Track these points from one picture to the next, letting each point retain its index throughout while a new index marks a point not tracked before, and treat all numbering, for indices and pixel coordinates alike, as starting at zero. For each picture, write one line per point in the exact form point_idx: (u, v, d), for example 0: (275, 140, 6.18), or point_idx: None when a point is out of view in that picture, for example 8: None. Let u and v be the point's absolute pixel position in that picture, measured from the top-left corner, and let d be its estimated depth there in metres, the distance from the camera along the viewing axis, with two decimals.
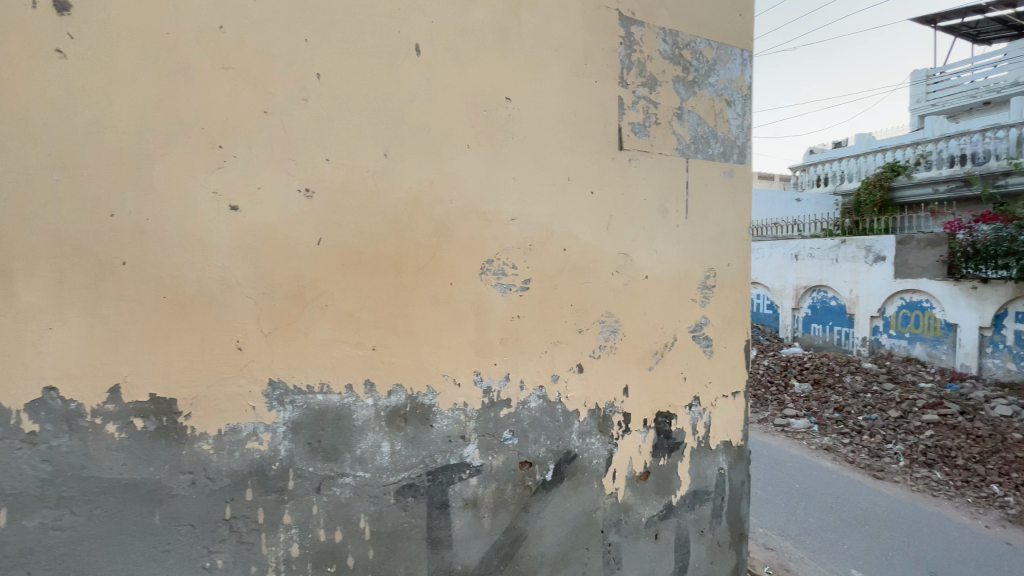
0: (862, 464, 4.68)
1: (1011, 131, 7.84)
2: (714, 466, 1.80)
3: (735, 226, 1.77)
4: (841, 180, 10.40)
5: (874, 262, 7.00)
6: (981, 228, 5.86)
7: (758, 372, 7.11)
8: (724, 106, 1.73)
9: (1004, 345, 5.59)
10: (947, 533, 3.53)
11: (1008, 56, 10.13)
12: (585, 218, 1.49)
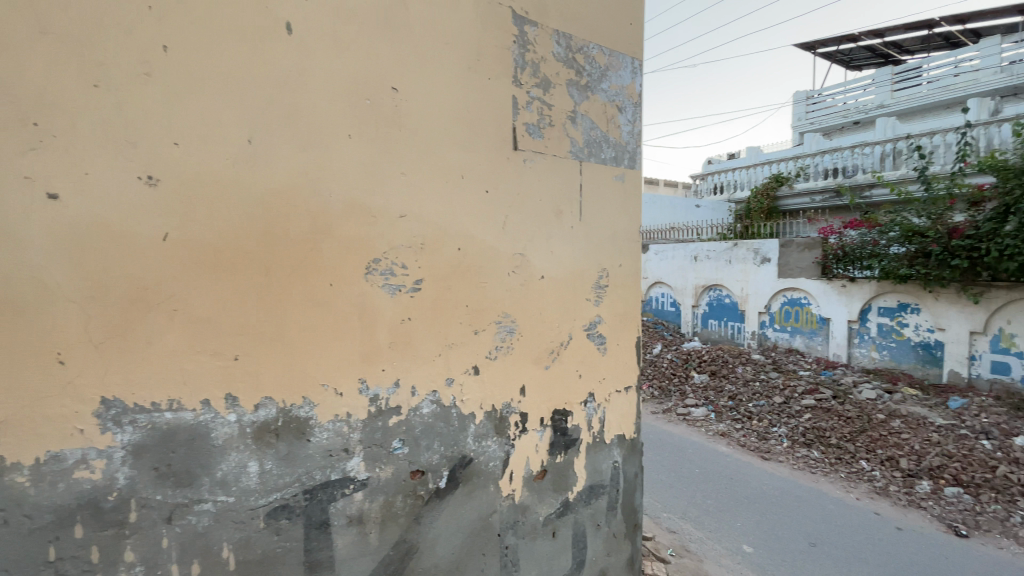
0: (751, 446, 5.13)
1: (875, 148, 8.95)
2: (609, 460, 1.86)
3: (625, 228, 1.86)
4: (735, 188, 11.35)
5: (761, 263, 7.70)
6: (849, 234, 6.65)
7: (663, 365, 7.56)
8: (616, 112, 1.79)
9: (869, 336, 6.37)
10: (823, 506, 3.94)
11: (875, 81, 11.69)
12: (479, 217, 1.45)
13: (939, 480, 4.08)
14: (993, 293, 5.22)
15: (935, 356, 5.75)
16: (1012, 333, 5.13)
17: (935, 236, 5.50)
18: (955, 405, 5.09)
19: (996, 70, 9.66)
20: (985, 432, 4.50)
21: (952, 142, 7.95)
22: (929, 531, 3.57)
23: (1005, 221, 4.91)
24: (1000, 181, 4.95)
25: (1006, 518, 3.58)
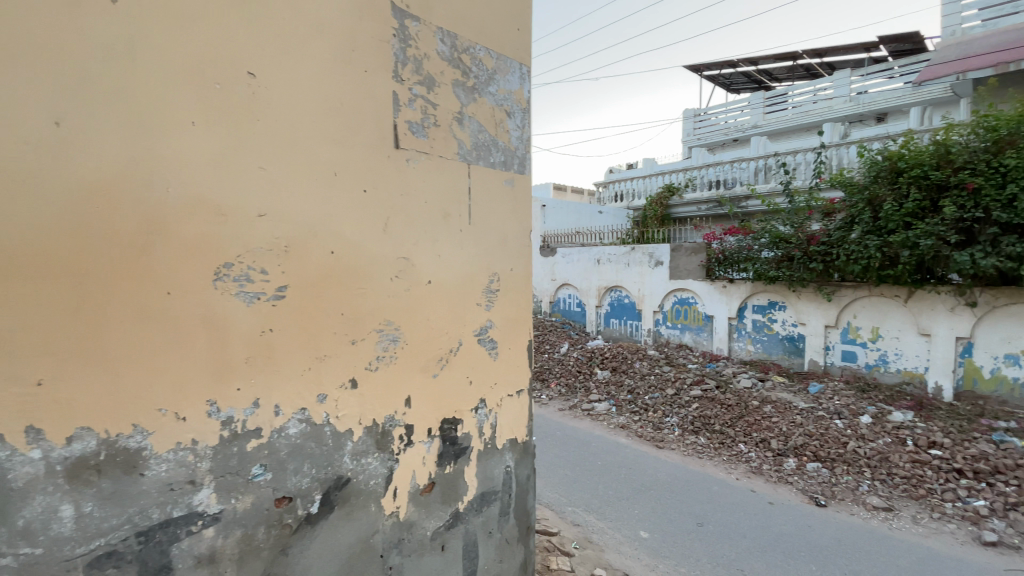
0: (648, 436, 5.46)
1: (750, 163, 10.01)
2: (501, 466, 1.84)
3: (516, 232, 1.86)
4: (634, 198, 12.01)
5: (656, 265, 8.25)
6: (728, 239, 7.25)
7: (569, 364, 7.81)
8: (504, 116, 1.79)
9: (745, 331, 7.07)
10: (709, 488, 4.28)
11: (750, 104, 13.09)
12: (355, 218, 1.36)
13: (803, 457, 4.61)
14: (842, 291, 6.04)
15: (798, 347, 6.52)
16: (857, 326, 5.97)
17: (797, 242, 6.25)
18: (814, 390, 5.81)
19: (846, 99, 11.31)
20: (837, 413, 5.19)
21: (810, 160, 9.12)
22: (796, 503, 4.01)
23: (850, 230, 5.71)
24: (847, 195, 5.73)
25: (855, 487, 4.14)
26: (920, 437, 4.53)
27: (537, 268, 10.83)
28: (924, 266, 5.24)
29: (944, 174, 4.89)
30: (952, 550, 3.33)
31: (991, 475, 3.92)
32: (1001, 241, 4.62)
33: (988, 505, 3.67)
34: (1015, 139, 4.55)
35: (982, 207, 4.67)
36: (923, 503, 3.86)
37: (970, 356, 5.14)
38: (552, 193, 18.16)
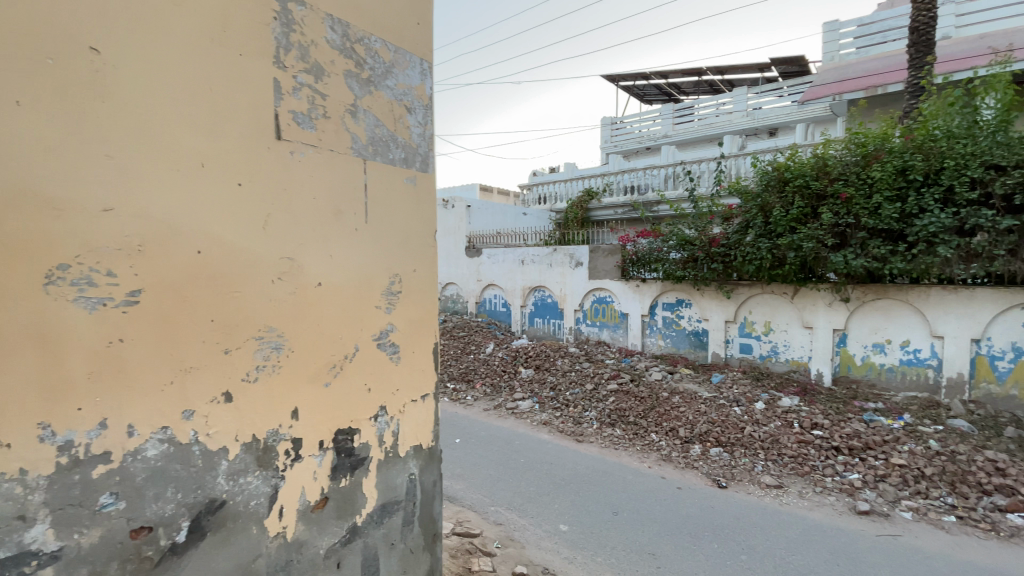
0: (568, 431, 5.60)
1: (660, 170, 10.65)
2: (404, 474, 1.78)
3: (419, 231, 1.80)
4: (557, 200, 12.37)
5: (576, 266, 8.50)
6: (641, 241, 7.63)
7: (493, 363, 7.79)
8: (403, 111, 1.73)
9: (656, 327, 7.48)
10: (624, 477, 4.48)
11: (661, 115, 13.94)
12: (229, 215, 1.25)
13: (707, 442, 4.95)
14: (739, 289, 6.58)
15: (702, 341, 7.01)
16: (752, 320, 6.53)
17: (700, 245, 6.71)
18: (716, 380, 6.28)
19: (743, 114, 12.40)
20: (736, 400, 5.64)
21: (712, 169, 9.87)
22: (701, 487, 4.30)
23: (746, 233, 6.23)
24: (743, 202, 6.24)
25: (751, 468, 4.51)
26: (805, 419, 5.04)
27: (463, 268, 10.72)
28: (806, 267, 5.84)
29: (823, 184, 5.48)
30: (832, 519, 3.73)
31: (861, 451, 4.44)
32: (869, 244, 5.27)
33: (859, 478, 4.16)
34: (879, 154, 5.20)
35: (853, 214, 5.29)
36: (808, 479, 4.30)
37: (845, 345, 5.81)
38: (477, 193, 18.14)
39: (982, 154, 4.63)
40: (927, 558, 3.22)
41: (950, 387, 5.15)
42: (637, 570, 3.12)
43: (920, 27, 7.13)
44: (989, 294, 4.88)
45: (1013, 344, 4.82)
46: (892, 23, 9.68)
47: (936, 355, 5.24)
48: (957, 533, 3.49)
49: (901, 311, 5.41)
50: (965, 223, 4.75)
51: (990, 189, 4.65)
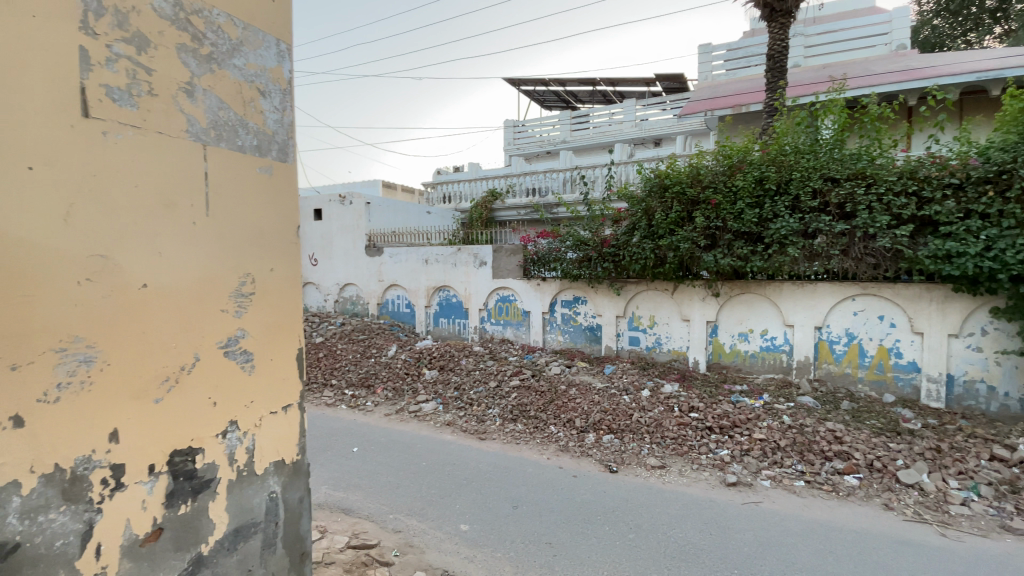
0: (470, 430, 5.58)
1: (559, 174, 11.11)
2: (262, 493, 1.76)
3: (275, 226, 1.79)
4: (461, 199, 12.51)
5: (480, 265, 8.49)
6: (542, 241, 7.85)
7: (396, 366, 7.49)
8: (255, 94, 1.75)
9: (556, 324, 7.75)
10: (525, 470, 4.57)
11: (560, 120, 14.54)
12: (19, 205, 1.14)
13: (600, 430, 5.22)
14: (628, 286, 7.03)
15: (597, 335, 7.38)
16: (640, 315, 7.01)
17: (594, 246, 7.06)
18: (609, 371, 6.65)
19: (632, 124, 13.35)
20: (625, 389, 6.03)
21: (604, 174, 10.47)
22: (594, 473, 4.50)
23: (632, 235, 6.65)
24: (630, 206, 6.66)
25: (639, 451, 4.83)
26: (683, 403, 5.51)
27: (362, 268, 10.24)
28: (683, 265, 6.39)
29: (696, 191, 6.04)
30: (706, 493, 4.11)
31: (730, 428, 4.96)
32: (734, 245, 5.90)
33: (728, 453, 4.64)
34: (742, 165, 5.83)
35: (721, 218, 5.89)
36: (686, 458, 4.71)
37: (717, 335, 6.46)
38: (380, 190, 17.51)
39: (822, 168, 5.40)
40: (781, 519, 3.67)
41: (799, 368, 5.94)
42: (535, 560, 3.18)
43: (775, 55, 8.22)
44: (828, 288, 5.70)
45: (845, 330, 5.70)
46: (755, 50, 11.05)
47: (788, 342, 6.02)
48: (806, 495, 4.02)
49: (761, 304, 6.14)
50: (809, 227, 5.51)
51: (826, 199, 5.43)
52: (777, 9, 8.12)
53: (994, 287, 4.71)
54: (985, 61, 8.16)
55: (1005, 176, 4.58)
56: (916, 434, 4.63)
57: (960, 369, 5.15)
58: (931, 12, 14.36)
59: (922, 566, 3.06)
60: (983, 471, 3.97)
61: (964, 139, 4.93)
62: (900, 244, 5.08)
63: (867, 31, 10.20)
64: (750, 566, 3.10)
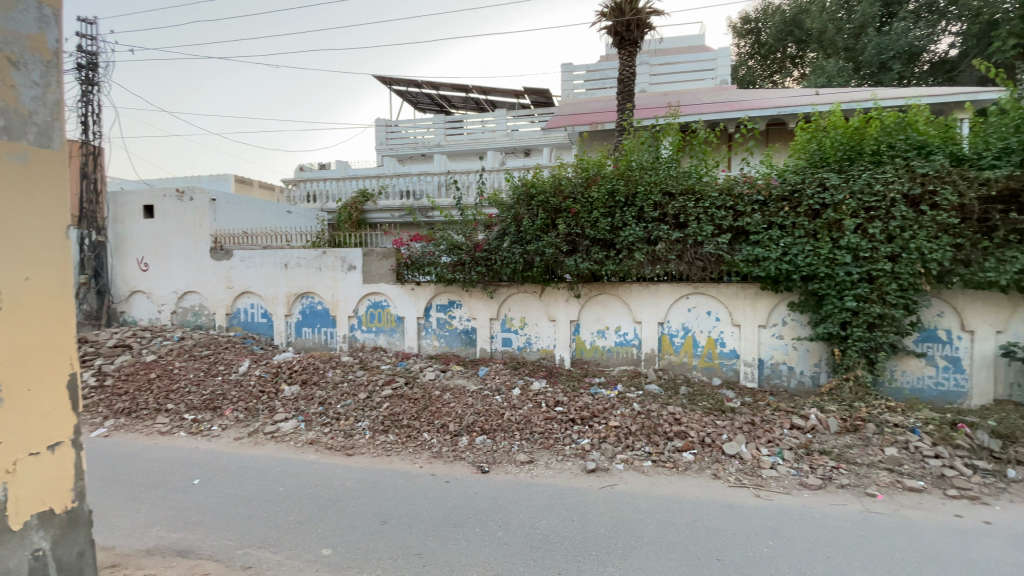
0: (337, 447, 5.21)
1: (433, 178, 11.21)
2: (26, 552, 1.83)
3: (27, 231, 1.86)
4: (327, 199, 11.71)
5: (348, 270, 8.00)
6: (414, 246, 7.61)
7: (249, 383, 6.70)
8: (8, 65, 1.84)
9: (431, 329, 7.65)
10: (395, 482, 4.40)
11: (433, 125, 14.71)
12: None
13: (474, 433, 5.24)
14: (500, 289, 7.20)
15: (472, 338, 7.45)
16: (511, 317, 7.23)
17: (466, 250, 7.06)
18: (483, 373, 6.75)
19: (503, 133, 14.07)
20: (497, 390, 6.16)
21: (476, 180, 10.75)
22: (466, 476, 4.50)
23: (503, 240, 6.81)
24: (500, 212, 6.83)
25: (510, 449, 4.96)
26: (550, 399, 5.81)
27: (206, 274, 9.00)
28: (549, 269, 6.75)
29: (559, 200, 6.40)
30: (570, 482, 4.37)
31: (590, 419, 5.35)
32: (591, 251, 6.40)
33: (588, 442, 4.99)
34: (597, 178, 6.33)
35: (580, 226, 6.35)
36: (553, 450, 4.95)
37: (579, 333, 6.93)
38: (231, 186, 15.70)
39: (661, 183, 6.10)
40: (632, 498, 4.04)
41: (647, 359, 6.64)
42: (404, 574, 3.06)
43: (625, 79, 9.13)
44: (668, 287, 6.46)
45: (683, 324, 6.50)
46: (610, 74, 12.23)
47: (638, 336, 6.68)
48: (653, 474, 4.49)
49: (615, 304, 6.75)
50: (651, 235, 6.17)
51: (665, 210, 6.14)
52: (626, 38, 9.04)
53: (790, 286, 5.84)
54: (782, 100, 10.00)
55: (796, 195, 5.64)
56: (736, 411, 5.45)
57: (768, 353, 6.22)
58: (747, 54, 17.42)
59: (736, 524, 3.61)
60: (785, 438, 4.79)
61: (767, 163, 5.94)
62: (721, 249, 5.95)
63: (697, 66, 11.93)
64: (606, 546, 3.34)
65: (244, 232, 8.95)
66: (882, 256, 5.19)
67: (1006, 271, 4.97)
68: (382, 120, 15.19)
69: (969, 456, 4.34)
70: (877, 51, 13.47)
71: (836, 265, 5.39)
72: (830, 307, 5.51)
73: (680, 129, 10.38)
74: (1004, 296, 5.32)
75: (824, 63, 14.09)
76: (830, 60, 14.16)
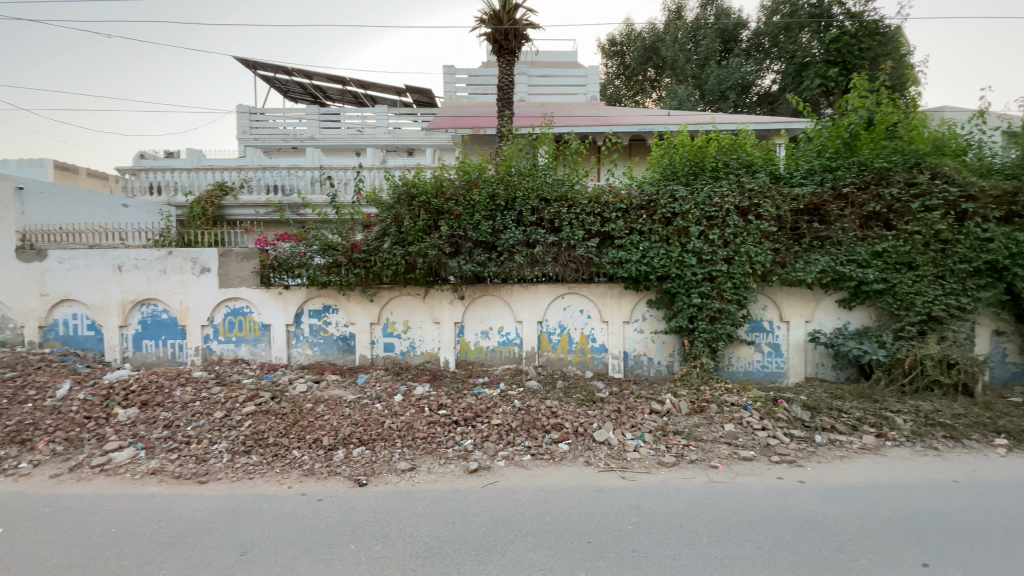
0: (187, 474, 4.58)
1: (305, 173, 10.51)
2: None
3: None
4: (175, 191, 10.48)
5: (201, 273, 7.08)
6: (282, 246, 6.95)
7: (70, 408, 5.59)
8: None
9: (303, 336, 7.11)
10: (258, 507, 4.00)
11: (304, 116, 13.80)
12: None
13: (351, 444, 4.96)
14: (380, 293, 6.95)
15: (350, 345, 7.08)
16: (394, 321, 7.01)
17: (342, 250, 6.61)
18: (361, 382, 6.43)
19: (385, 130, 13.69)
20: (376, 398, 5.93)
21: (352, 178, 10.30)
22: (342, 491, 4.24)
23: (383, 241, 6.54)
24: (379, 211, 6.54)
25: (390, 458, 4.79)
26: (433, 402, 5.74)
27: (7, 278, 7.34)
28: (432, 271, 6.67)
29: (440, 201, 6.33)
30: (451, 484, 4.35)
31: (472, 419, 5.39)
32: (474, 253, 6.47)
33: (471, 442, 5.03)
34: (478, 181, 6.38)
35: (462, 228, 6.36)
36: (435, 455, 4.89)
37: (463, 335, 6.97)
38: (49, 173, 13.14)
39: (538, 190, 6.39)
40: (512, 494, 4.16)
41: (528, 357, 6.90)
42: None
43: (504, 87, 9.45)
44: (545, 288, 6.78)
45: (559, 322, 6.87)
46: (491, 80, 12.53)
47: (519, 336, 6.91)
48: (531, 467, 4.67)
49: (496, 304, 6.90)
50: (530, 238, 6.43)
51: (541, 215, 6.45)
52: (504, 47, 9.30)
53: (649, 286, 6.50)
54: (642, 118, 11.09)
55: (652, 205, 6.26)
56: (605, 400, 5.90)
57: (632, 346, 6.84)
58: (614, 75, 19.08)
59: (604, 506, 3.90)
60: (646, 422, 5.30)
61: (629, 175, 6.51)
62: (591, 252, 6.41)
63: (570, 80, 12.74)
64: (486, 544, 3.40)
65: (64, 227, 7.42)
66: (719, 259, 6.03)
67: (811, 271, 6.06)
68: (245, 107, 13.88)
69: (787, 426, 5.19)
70: (717, 82, 15.60)
71: (684, 266, 6.13)
72: (681, 304, 6.24)
73: (554, 139, 10.98)
74: (811, 291, 6.47)
75: (676, 88, 15.96)
76: (682, 86, 16.08)
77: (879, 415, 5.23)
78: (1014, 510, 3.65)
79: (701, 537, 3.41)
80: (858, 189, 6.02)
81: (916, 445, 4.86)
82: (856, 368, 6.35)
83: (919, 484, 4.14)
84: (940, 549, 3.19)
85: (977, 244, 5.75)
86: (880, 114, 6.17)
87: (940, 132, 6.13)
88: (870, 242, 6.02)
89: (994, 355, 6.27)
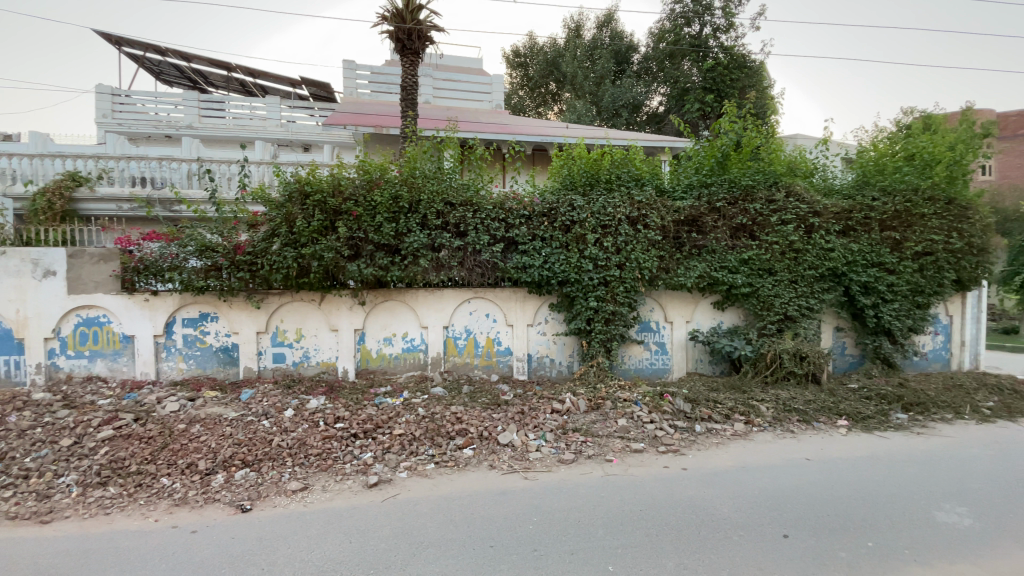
0: (24, 515, 3.84)
1: (182, 165, 9.37)
2: None
3: None
4: (12, 180, 8.86)
5: (44, 277, 6.04)
6: (149, 246, 6.17)
7: None
8: None
9: (175, 348, 6.35)
10: (117, 546, 3.47)
11: (183, 102, 12.40)
12: None
13: (233, 467, 4.50)
14: (269, 298, 6.42)
15: (232, 357, 6.45)
16: (284, 329, 6.51)
17: (224, 252, 6.03)
18: (246, 397, 5.88)
19: (277, 123, 12.73)
20: (264, 414, 5.45)
21: (236, 172, 9.40)
22: (221, 520, 3.82)
23: (272, 241, 6.05)
24: (268, 210, 6.05)
25: (279, 479, 4.42)
26: (329, 415, 5.41)
27: None
28: (329, 275, 6.31)
29: (338, 201, 6.00)
30: (349, 501, 4.12)
31: (372, 431, 5.17)
32: (375, 256, 6.22)
33: (371, 455, 4.81)
34: (379, 182, 6.13)
35: (363, 229, 6.08)
36: (330, 471, 4.61)
37: (363, 342, 6.68)
38: None
39: (442, 194, 6.33)
40: (415, 506, 4.04)
41: (433, 362, 6.79)
42: None
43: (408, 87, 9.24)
44: (449, 292, 6.72)
45: (464, 327, 6.85)
46: (394, 80, 12.21)
47: (423, 341, 6.78)
48: (435, 476, 4.59)
49: (398, 310, 6.70)
50: (434, 242, 6.34)
51: (446, 219, 6.39)
52: (408, 47, 9.09)
53: (549, 290, 6.72)
54: (543, 128, 11.48)
55: (553, 212, 6.50)
56: (508, 403, 5.98)
57: (535, 349, 7.03)
58: (518, 85, 19.58)
59: (507, 509, 3.94)
60: (548, 422, 5.46)
61: (531, 183, 6.69)
62: (495, 257, 6.48)
63: (474, 87, 12.84)
64: (386, 561, 3.27)
65: None
66: (613, 264, 6.43)
67: (691, 276, 6.69)
68: (105, 86, 12.19)
69: (672, 418, 5.66)
70: (612, 100, 16.68)
71: (582, 271, 6.44)
72: (579, 307, 6.55)
73: (459, 143, 10.99)
74: (689, 294, 7.12)
75: (574, 103, 16.81)
76: (580, 101, 16.96)
77: (747, 405, 5.89)
78: (849, 482, 4.29)
79: (598, 530, 3.58)
80: (729, 203, 6.75)
81: (776, 429, 5.54)
82: (728, 363, 7.10)
83: (778, 464, 4.71)
84: (794, 521, 3.65)
85: (821, 254, 6.73)
86: (746, 138, 6.97)
87: (793, 157, 7.10)
88: (739, 250, 6.77)
89: (835, 348, 7.33)
